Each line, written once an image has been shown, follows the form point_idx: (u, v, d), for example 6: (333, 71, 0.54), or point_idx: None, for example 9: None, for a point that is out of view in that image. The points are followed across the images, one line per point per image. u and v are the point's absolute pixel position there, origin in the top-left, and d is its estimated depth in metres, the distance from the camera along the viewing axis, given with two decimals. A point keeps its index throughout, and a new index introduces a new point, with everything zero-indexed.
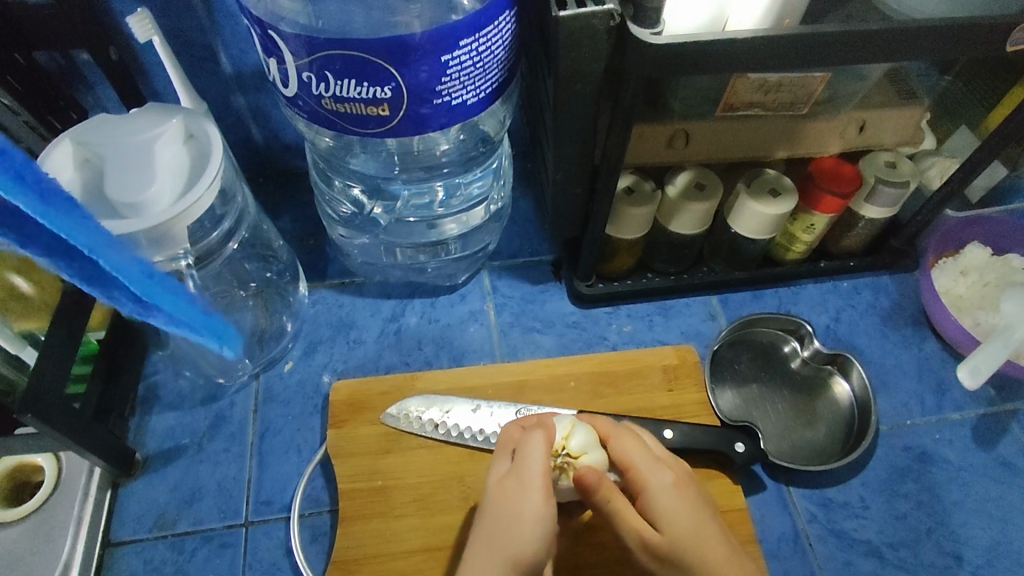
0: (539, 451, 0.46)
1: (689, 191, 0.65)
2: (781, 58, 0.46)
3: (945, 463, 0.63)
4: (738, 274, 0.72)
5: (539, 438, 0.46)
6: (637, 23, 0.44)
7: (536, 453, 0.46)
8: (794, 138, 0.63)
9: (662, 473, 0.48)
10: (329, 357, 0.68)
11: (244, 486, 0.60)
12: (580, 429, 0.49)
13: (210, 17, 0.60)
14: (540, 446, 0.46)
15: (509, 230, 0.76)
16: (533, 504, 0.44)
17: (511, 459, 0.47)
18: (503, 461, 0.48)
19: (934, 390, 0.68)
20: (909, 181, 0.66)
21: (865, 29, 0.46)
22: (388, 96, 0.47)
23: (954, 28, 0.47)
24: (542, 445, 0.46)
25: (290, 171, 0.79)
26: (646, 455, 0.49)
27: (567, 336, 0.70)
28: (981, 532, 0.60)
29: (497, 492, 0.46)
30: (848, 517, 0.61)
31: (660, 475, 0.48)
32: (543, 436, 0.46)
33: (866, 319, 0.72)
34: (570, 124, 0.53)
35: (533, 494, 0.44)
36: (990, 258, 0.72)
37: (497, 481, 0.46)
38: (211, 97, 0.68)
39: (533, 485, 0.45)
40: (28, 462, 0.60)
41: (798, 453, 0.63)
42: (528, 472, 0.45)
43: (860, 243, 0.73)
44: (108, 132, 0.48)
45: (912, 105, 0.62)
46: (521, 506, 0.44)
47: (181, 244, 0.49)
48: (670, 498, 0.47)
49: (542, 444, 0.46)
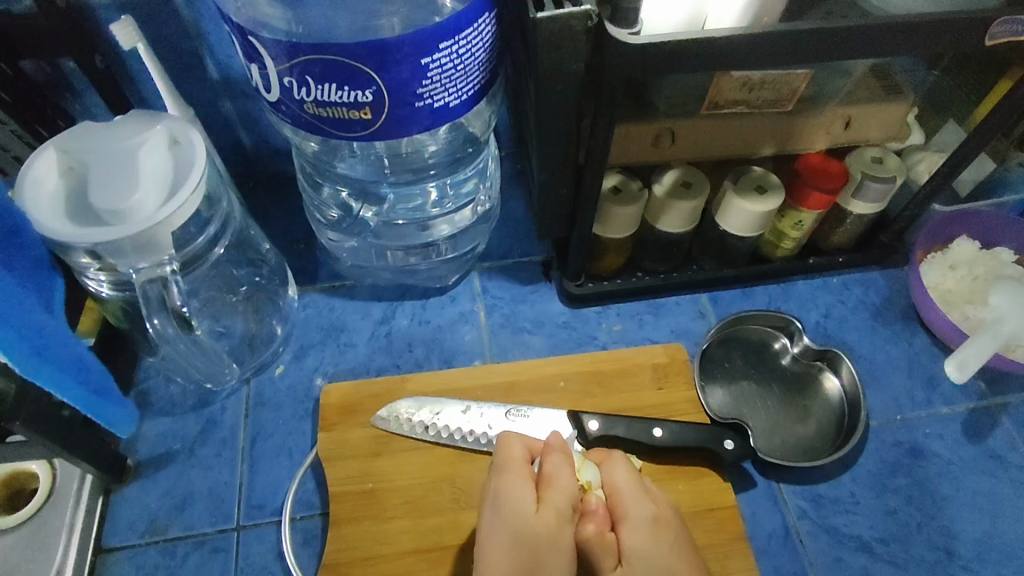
0: (568, 473, 0.47)
1: (675, 189, 0.65)
2: (759, 57, 0.46)
3: (936, 458, 0.64)
4: (727, 271, 0.72)
5: (565, 465, 0.47)
6: (615, 23, 0.45)
7: (566, 476, 0.47)
8: (781, 135, 0.63)
9: (646, 508, 0.48)
10: (320, 361, 0.68)
11: (235, 490, 0.60)
12: (592, 464, 0.52)
13: (195, 23, 0.61)
14: (569, 477, 0.47)
15: (498, 230, 0.76)
16: (567, 536, 0.44)
17: (530, 485, 0.46)
18: (518, 485, 0.46)
19: (925, 384, 0.68)
20: (896, 176, 0.66)
21: (843, 25, 0.46)
22: (369, 99, 0.47)
23: (934, 22, 0.47)
24: (568, 469, 0.47)
25: (280, 175, 0.79)
26: (634, 482, 0.49)
27: (557, 335, 0.70)
28: (972, 525, 0.60)
29: (531, 526, 0.44)
30: (839, 513, 0.61)
31: (641, 506, 0.48)
32: (564, 453, 0.48)
33: (857, 314, 0.72)
34: (553, 124, 0.53)
35: (567, 526, 0.45)
36: (979, 251, 0.72)
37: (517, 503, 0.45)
38: (199, 102, 0.68)
39: (564, 513, 0.45)
40: (23, 469, 0.60)
41: (789, 450, 0.63)
42: (562, 504, 0.45)
43: (850, 239, 0.73)
44: (90, 139, 0.48)
45: (899, 99, 0.62)
46: (561, 539, 0.44)
47: (165, 249, 0.49)
48: (645, 533, 0.47)
49: (570, 469, 0.47)
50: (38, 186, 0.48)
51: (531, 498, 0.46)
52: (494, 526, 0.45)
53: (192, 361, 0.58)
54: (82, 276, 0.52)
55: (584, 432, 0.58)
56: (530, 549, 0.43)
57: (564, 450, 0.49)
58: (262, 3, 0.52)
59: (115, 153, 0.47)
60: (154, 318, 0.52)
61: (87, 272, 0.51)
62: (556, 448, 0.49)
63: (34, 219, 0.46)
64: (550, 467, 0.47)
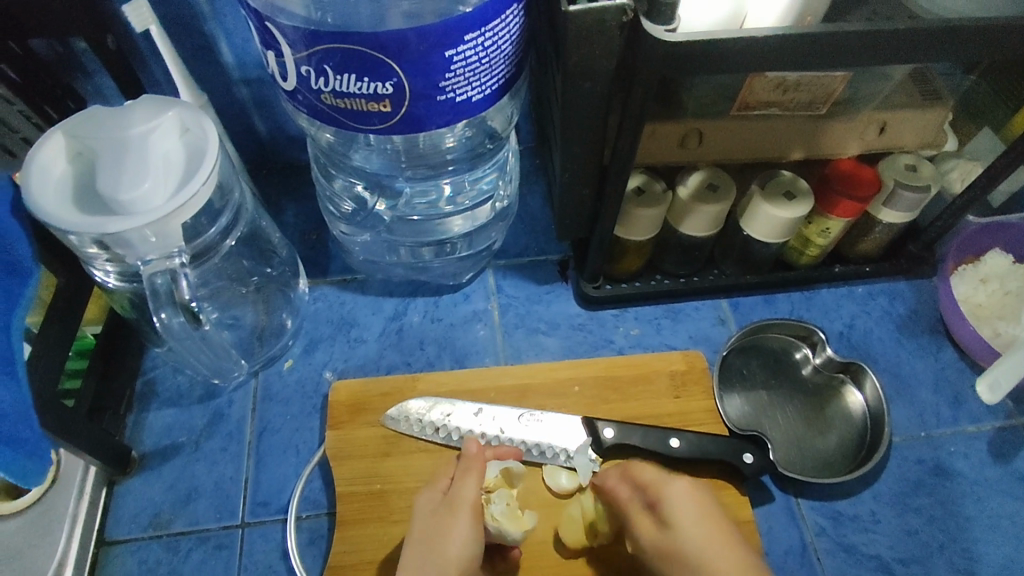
0: (473, 483, 0.48)
1: (701, 192, 0.63)
2: (803, 56, 0.44)
3: (961, 478, 0.62)
4: (750, 277, 0.70)
5: (472, 472, 0.49)
6: (650, 19, 0.42)
7: (468, 485, 0.48)
8: (811, 138, 0.61)
9: (678, 483, 0.49)
10: (330, 356, 0.66)
11: (241, 486, 0.59)
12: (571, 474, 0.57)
13: (210, 6, 0.59)
14: (473, 481, 0.48)
15: (515, 227, 0.74)
16: (465, 527, 0.46)
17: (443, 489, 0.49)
18: (430, 490, 0.50)
19: (951, 401, 0.66)
20: (931, 185, 0.63)
21: (892, 28, 0.43)
22: (389, 92, 0.45)
23: (986, 27, 0.44)
24: (476, 476, 0.49)
25: (293, 164, 0.77)
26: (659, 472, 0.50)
27: (572, 338, 0.69)
28: (997, 549, 0.59)
29: (429, 520, 0.47)
30: (858, 531, 0.59)
31: (676, 485, 0.49)
32: (472, 468, 0.49)
33: (881, 326, 0.70)
34: (578, 122, 0.51)
35: (463, 518, 0.47)
36: (1012, 265, 0.70)
37: (427, 504, 0.48)
38: (213, 87, 0.66)
39: (461, 509, 0.47)
40: None
41: (807, 464, 0.61)
42: (461, 499, 0.47)
43: (877, 248, 0.71)
44: (101, 123, 0.47)
45: (937, 105, 0.60)
46: (454, 531, 0.46)
47: (175, 241, 0.48)
48: (686, 503, 0.48)
49: (475, 478, 0.49)
50: (45, 171, 0.46)
51: (435, 498, 0.49)
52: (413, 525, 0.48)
53: (199, 355, 0.57)
54: (90, 265, 0.51)
55: (598, 439, 0.57)
56: (427, 537, 0.46)
57: (478, 458, 0.50)
58: None
59: (125, 139, 0.46)
60: (162, 312, 0.50)
61: (95, 262, 0.50)
62: (467, 464, 0.50)
63: (40, 207, 0.45)
64: (459, 475, 0.49)
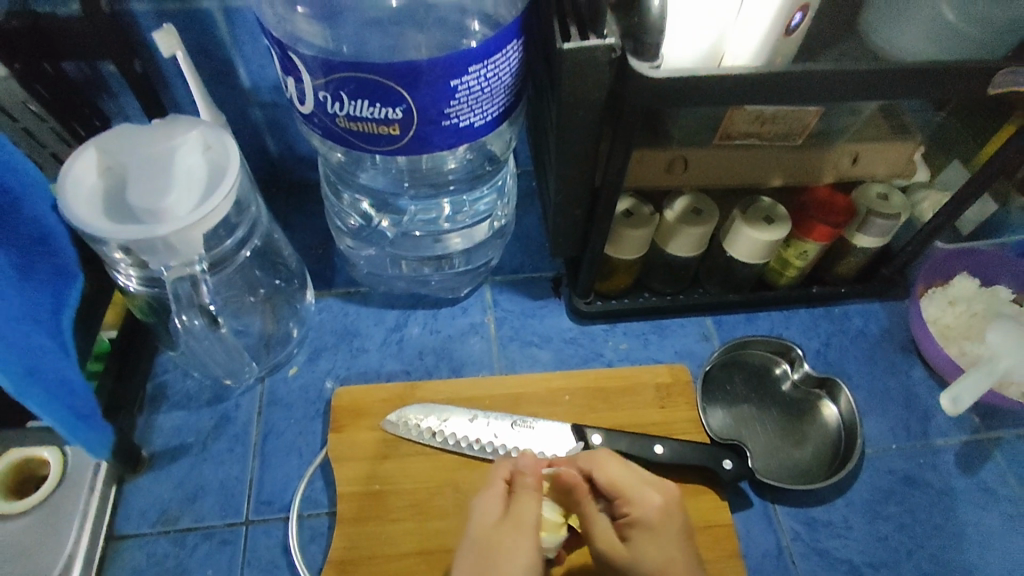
0: (533, 503, 0.49)
1: (686, 215, 0.67)
2: (779, 92, 0.48)
3: (929, 488, 0.65)
4: (732, 296, 0.74)
5: (530, 493, 0.49)
6: (637, 56, 0.46)
7: (529, 506, 0.49)
8: (788, 167, 0.66)
9: (647, 492, 0.51)
10: (332, 364, 0.70)
11: (245, 485, 0.62)
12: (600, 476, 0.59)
13: (231, 34, 0.63)
14: (532, 504, 0.49)
15: (511, 245, 0.78)
16: (528, 548, 0.46)
17: (501, 500, 0.50)
18: (485, 496, 0.51)
19: (920, 417, 0.69)
20: (901, 213, 0.68)
21: (854, 69, 0.48)
22: (398, 116, 0.49)
23: (941, 70, 0.49)
24: (534, 501, 0.49)
25: (301, 181, 0.81)
26: (632, 476, 0.52)
27: (564, 351, 0.72)
28: (962, 556, 0.62)
29: (488, 535, 0.47)
30: (832, 537, 0.62)
31: (645, 494, 0.51)
32: (533, 491, 0.49)
33: (857, 344, 0.74)
34: (570, 146, 0.55)
35: (527, 539, 0.47)
36: (978, 289, 0.74)
37: (485, 523, 0.49)
38: (229, 109, 0.71)
39: (523, 530, 0.47)
40: (33, 456, 0.60)
41: (785, 472, 0.65)
42: (524, 520, 0.48)
43: (853, 271, 0.75)
44: (132, 141, 0.51)
45: (905, 139, 0.64)
46: (515, 552, 0.46)
47: (195, 251, 0.51)
48: (648, 512, 0.51)
49: (536, 499, 0.49)
50: (79, 184, 0.50)
51: (495, 511, 0.49)
52: (469, 542, 0.48)
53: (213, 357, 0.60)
54: (114, 270, 0.54)
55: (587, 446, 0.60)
56: (486, 553, 0.46)
57: (535, 475, 0.51)
58: (302, 21, 0.54)
59: (154, 154, 0.50)
60: (183, 314, 0.55)
61: (119, 267, 0.53)
62: (529, 488, 0.50)
63: (74, 216, 0.48)
64: (517, 495, 0.49)
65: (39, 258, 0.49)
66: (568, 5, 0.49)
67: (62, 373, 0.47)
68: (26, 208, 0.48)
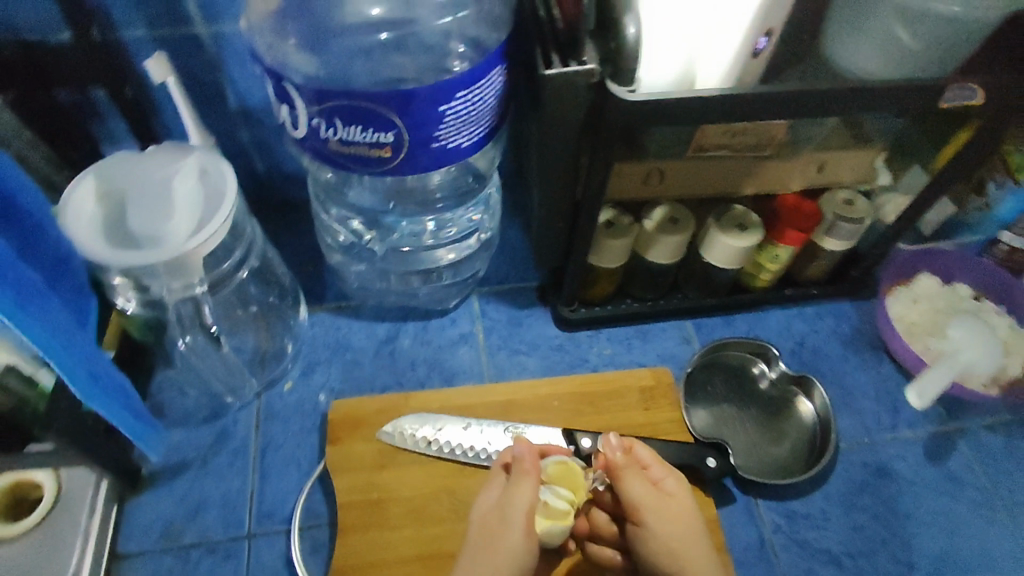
0: (527, 491, 0.52)
1: (664, 224, 0.71)
2: (748, 111, 0.52)
3: (899, 478, 0.69)
4: (710, 300, 0.78)
5: (527, 479, 0.53)
6: (616, 82, 0.49)
7: (524, 492, 0.52)
8: (758, 176, 0.69)
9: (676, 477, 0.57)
10: (327, 378, 0.71)
11: (246, 499, 0.64)
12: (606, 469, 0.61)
13: (220, 59, 0.65)
14: (529, 489, 0.52)
15: (497, 256, 0.81)
16: (518, 536, 0.51)
17: (500, 489, 0.55)
18: (494, 489, 0.55)
19: (890, 410, 0.73)
20: (864, 217, 0.73)
21: (816, 88, 0.52)
22: (389, 140, 0.52)
23: (895, 87, 0.53)
24: (531, 484, 0.53)
25: (289, 199, 0.83)
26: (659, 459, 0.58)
27: (551, 357, 0.75)
28: (932, 541, 0.66)
29: (487, 518, 0.53)
30: (810, 528, 0.66)
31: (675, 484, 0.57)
32: (528, 475, 0.53)
33: (828, 343, 0.78)
34: (554, 164, 0.58)
35: (518, 527, 0.51)
36: (940, 287, 0.79)
37: (484, 510, 0.54)
38: (217, 130, 0.72)
39: (517, 521, 0.51)
40: (25, 479, 0.60)
41: (764, 467, 0.68)
42: (517, 505, 0.52)
43: (823, 272, 0.79)
44: (130, 169, 0.52)
45: (867, 147, 0.69)
46: (510, 539, 0.51)
47: (195, 273, 0.53)
48: (676, 489, 0.56)
49: (530, 484, 0.53)
50: (79, 213, 0.51)
51: (495, 497, 0.54)
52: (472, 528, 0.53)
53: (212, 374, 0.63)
54: (113, 293, 0.55)
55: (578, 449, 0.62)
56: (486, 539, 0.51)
57: (531, 463, 0.54)
58: (291, 52, 0.54)
59: (153, 181, 0.51)
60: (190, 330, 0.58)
61: (119, 290, 0.54)
62: (525, 472, 0.53)
63: (78, 244, 0.49)
64: (513, 481, 0.53)
65: (62, 277, 0.49)
66: (547, 31, 0.51)
67: (92, 361, 0.51)
68: (51, 231, 0.48)
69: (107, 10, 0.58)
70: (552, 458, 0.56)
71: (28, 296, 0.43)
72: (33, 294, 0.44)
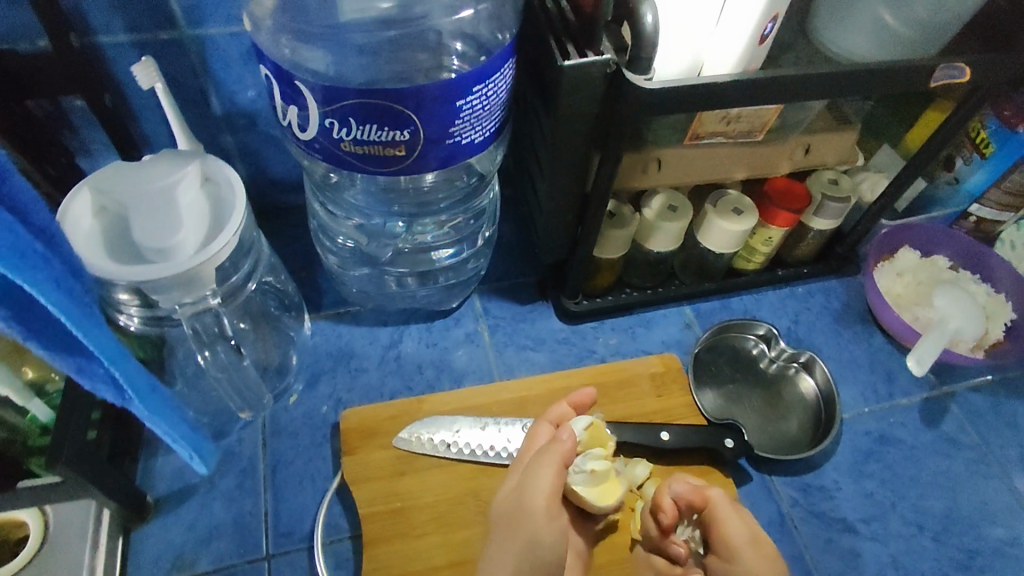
0: (548, 477, 0.50)
1: (664, 212, 0.71)
2: (758, 94, 0.53)
3: (901, 444, 0.72)
4: (708, 285, 0.79)
5: (551, 462, 0.51)
6: (631, 70, 0.50)
7: (546, 479, 0.50)
8: (753, 161, 0.70)
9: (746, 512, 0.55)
10: (333, 387, 0.69)
11: (261, 520, 0.61)
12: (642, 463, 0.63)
13: (205, 62, 0.62)
14: (550, 474, 0.51)
15: (495, 254, 0.80)
16: (544, 526, 0.49)
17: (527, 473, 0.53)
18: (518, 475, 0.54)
19: (885, 380, 0.76)
20: (851, 196, 0.75)
21: (819, 72, 0.54)
22: (405, 138, 0.50)
23: (887, 70, 0.55)
24: (554, 466, 0.51)
25: (275, 206, 0.80)
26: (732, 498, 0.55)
27: (558, 351, 0.75)
28: (936, 502, 0.69)
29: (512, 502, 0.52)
30: (824, 499, 0.68)
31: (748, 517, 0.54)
32: (552, 459, 0.51)
33: (821, 319, 0.80)
34: (565, 158, 0.58)
35: (541, 516, 0.49)
36: (920, 260, 0.82)
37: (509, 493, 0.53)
38: (200, 136, 0.69)
39: (542, 512, 0.49)
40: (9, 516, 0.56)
41: (774, 445, 0.70)
42: (538, 491, 0.50)
43: (811, 252, 0.82)
44: (128, 180, 0.49)
45: (848, 129, 0.71)
46: (535, 529, 0.49)
47: (207, 286, 0.50)
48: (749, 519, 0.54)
49: (554, 469, 0.51)
50: (76, 229, 0.48)
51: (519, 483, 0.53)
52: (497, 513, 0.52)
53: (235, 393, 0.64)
54: (115, 311, 0.52)
55: None
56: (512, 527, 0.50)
57: (560, 450, 0.52)
58: (303, 47, 0.54)
59: (155, 192, 0.49)
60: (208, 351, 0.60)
61: (122, 307, 0.51)
62: (550, 455, 0.52)
63: None
64: (537, 465, 0.52)
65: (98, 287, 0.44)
66: (558, 23, 0.51)
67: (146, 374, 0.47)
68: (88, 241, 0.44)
69: (84, 14, 0.55)
70: (580, 423, 0.57)
71: (85, 308, 0.40)
72: (87, 306, 0.40)
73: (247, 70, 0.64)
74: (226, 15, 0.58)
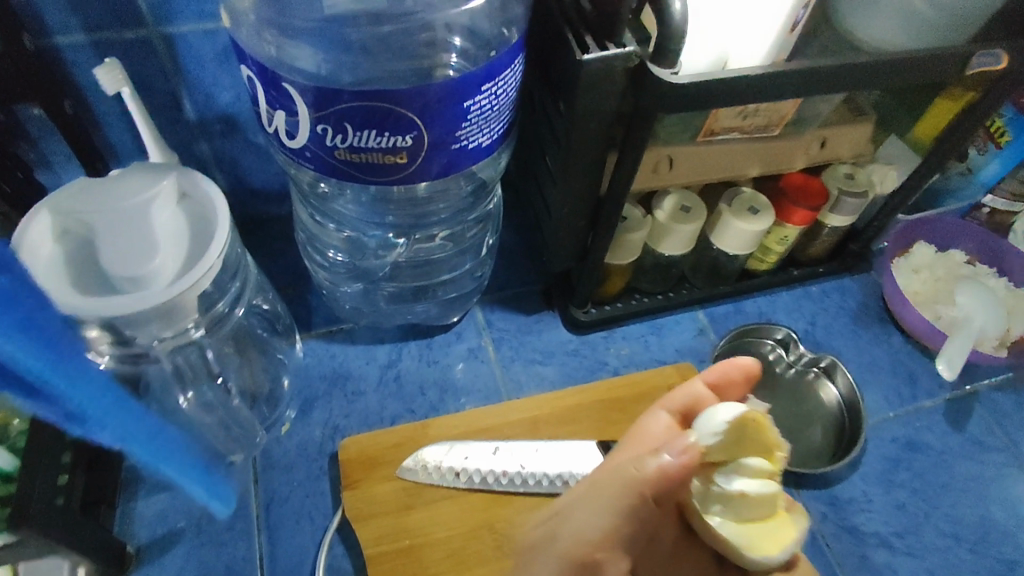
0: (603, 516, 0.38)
1: (677, 214, 0.67)
2: (792, 87, 0.49)
3: (929, 449, 0.69)
4: (721, 289, 0.75)
5: (621, 495, 0.38)
6: (656, 63, 0.44)
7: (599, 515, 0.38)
8: (768, 157, 0.66)
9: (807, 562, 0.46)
10: (328, 414, 0.64)
11: (257, 566, 0.56)
12: None
13: (176, 62, 0.55)
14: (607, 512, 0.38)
15: (496, 261, 0.75)
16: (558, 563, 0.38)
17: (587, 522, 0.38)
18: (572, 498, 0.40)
19: (908, 382, 0.73)
20: (868, 191, 0.71)
21: (856, 62, 0.49)
22: (408, 144, 0.45)
23: (923, 59, 0.51)
24: (615, 503, 0.38)
25: (256, 217, 0.74)
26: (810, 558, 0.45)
27: (568, 364, 0.70)
28: (969, 510, 0.66)
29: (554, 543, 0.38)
30: (855, 512, 0.64)
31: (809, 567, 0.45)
32: (622, 492, 0.37)
33: (838, 320, 0.77)
34: (579, 160, 0.53)
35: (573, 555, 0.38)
36: (936, 254, 0.80)
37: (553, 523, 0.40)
38: (173, 144, 0.62)
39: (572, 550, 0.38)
40: None
41: (798, 456, 0.66)
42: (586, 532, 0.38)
43: (825, 249, 0.78)
44: (94, 198, 0.43)
45: (864, 120, 0.68)
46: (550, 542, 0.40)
47: (188, 316, 0.45)
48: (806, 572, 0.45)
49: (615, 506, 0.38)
50: (36, 258, 0.42)
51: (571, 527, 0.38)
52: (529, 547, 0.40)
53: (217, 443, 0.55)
54: None
55: None
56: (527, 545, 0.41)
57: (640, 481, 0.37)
58: (291, 46, 0.48)
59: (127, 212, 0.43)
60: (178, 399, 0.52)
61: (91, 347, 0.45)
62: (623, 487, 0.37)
63: None
64: (595, 493, 0.39)
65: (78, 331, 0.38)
66: (573, 12, 0.46)
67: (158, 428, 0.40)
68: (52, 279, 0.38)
69: (36, 11, 0.48)
70: (729, 411, 0.39)
71: (54, 346, 0.33)
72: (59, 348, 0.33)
73: (224, 70, 0.58)
74: (198, 11, 0.52)
